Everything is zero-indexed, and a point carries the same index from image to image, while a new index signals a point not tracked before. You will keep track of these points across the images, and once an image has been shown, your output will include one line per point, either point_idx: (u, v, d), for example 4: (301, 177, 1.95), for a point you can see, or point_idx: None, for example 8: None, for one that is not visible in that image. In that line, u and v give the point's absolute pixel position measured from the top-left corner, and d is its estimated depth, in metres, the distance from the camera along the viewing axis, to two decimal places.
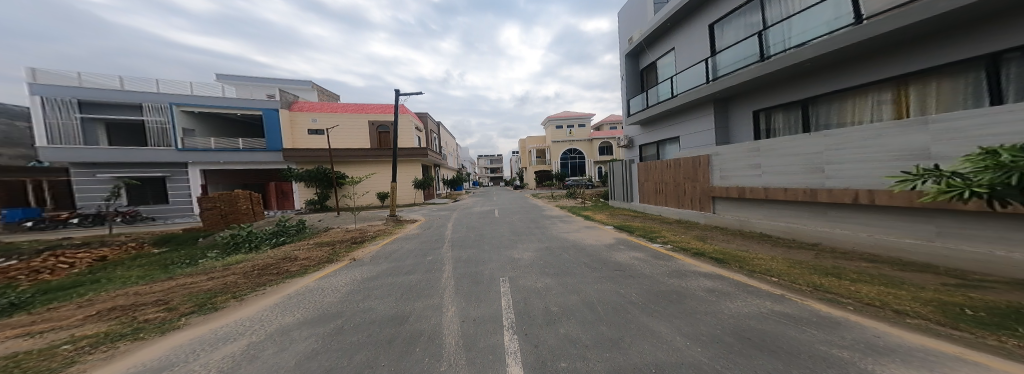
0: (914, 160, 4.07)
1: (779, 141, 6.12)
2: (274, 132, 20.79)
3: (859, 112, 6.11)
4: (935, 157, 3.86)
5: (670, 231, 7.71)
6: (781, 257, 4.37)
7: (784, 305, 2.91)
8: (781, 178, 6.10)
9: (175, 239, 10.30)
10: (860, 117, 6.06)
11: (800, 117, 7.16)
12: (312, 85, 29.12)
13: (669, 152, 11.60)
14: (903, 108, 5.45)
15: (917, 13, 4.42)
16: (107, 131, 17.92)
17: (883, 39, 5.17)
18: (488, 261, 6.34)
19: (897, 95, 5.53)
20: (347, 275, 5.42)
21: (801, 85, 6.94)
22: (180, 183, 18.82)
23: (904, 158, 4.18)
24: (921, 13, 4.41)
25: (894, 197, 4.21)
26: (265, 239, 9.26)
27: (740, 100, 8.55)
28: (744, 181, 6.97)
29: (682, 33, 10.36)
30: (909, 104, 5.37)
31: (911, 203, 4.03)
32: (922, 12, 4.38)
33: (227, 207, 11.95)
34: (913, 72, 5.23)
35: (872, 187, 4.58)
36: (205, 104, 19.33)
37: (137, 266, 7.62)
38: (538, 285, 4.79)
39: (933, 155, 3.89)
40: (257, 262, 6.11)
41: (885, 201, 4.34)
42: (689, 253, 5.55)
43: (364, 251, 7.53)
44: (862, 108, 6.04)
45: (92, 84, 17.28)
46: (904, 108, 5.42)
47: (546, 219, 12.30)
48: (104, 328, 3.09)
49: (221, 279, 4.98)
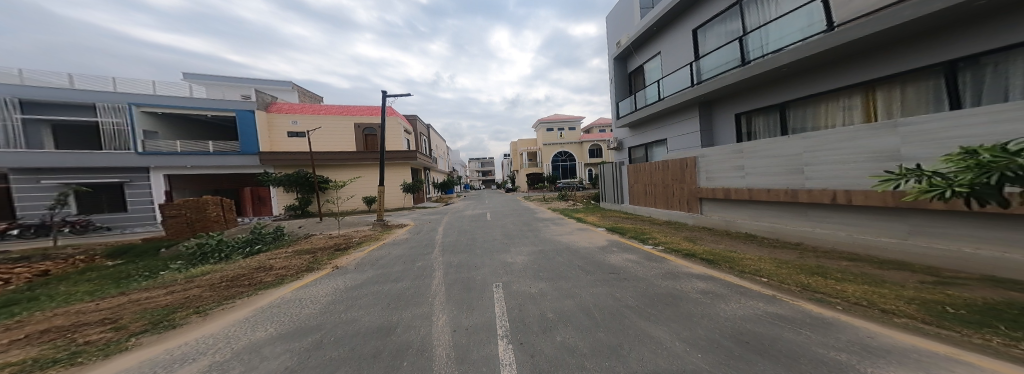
0: (886, 162, 4.26)
1: (761, 143, 6.32)
2: (250, 135, 19.73)
3: (831, 117, 6.43)
4: (906, 158, 4.05)
5: (660, 232, 7.79)
6: (768, 257, 4.44)
7: (777, 306, 2.90)
8: (765, 178, 6.27)
9: (132, 250, 9.40)
10: (832, 121, 6.37)
11: (778, 121, 7.47)
12: (293, 86, 27.97)
13: (656, 154, 11.88)
14: (872, 112, 5.76)
15: (885, 20, 4.67)
16: (55, 134, 16.38)
17: (853, 46, 5.47)
18: (481, 266, 6.13)
19: (866, 100, 5.84)
20: (328, 284, 5.04)
21: (779, 90, 7.24)
22: (142, 189, 17.41)
23: (878, 159, 4.35)
24: (887, 21, 4.67)
25: (870, 197, 4.42)
26: (237, 247, 8.62)
27: (722, 104, 8.84)
28: (729, 182, 7.14)
29: (667, 39, 10.69)
30: (877, 108, 5.69)
31: (886, 203, 4.23)
32: (890, 20, 4.64)
33: (195, 215, 11.10)
34: (879, 77, 5.53)
35: (849, 187, 4.78)
36: (169, 104, 18.12)
37: (87, 280, 6.85)
38: (531, 290, 4.64)
39: (904, 156, 4.08)
40: (227, 272, 5.61)
41: (861, 200, 4.54)
42: (681, 254, 5.57)
43: (349, 258, 7.10)
44: (834, 112, 6.36)
45: (39, 81, 15.80)
46: (872, 112, 5.73)
47: (537, 222, 12.22)
48: (34, 353, 2.66)
49: (183, 292, 4.51)
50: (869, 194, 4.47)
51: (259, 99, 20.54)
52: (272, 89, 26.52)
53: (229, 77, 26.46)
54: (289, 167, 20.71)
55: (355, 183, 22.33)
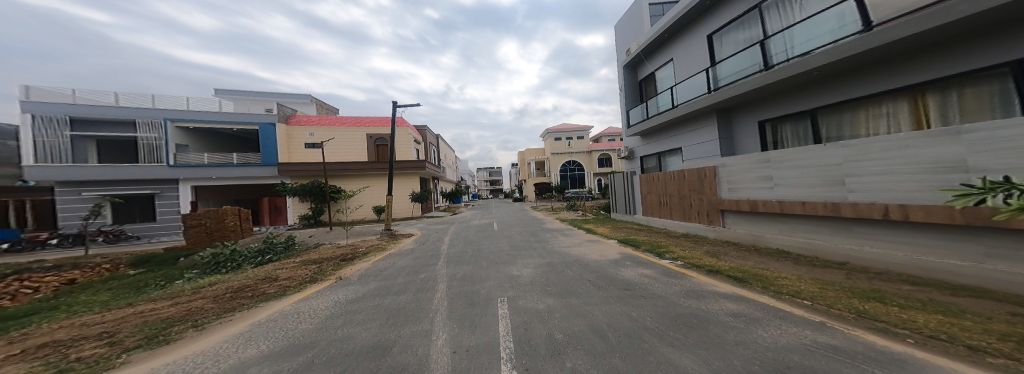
0: (949, 174, 3.32)
1: (790, 151, 5.38)
2: (270, 147, 20.58)
3: (873, 124, 5.75)
4: (974, 170, 3.12)
5: (678, 246, 7.26)
6: (808, 277, 3.94)
7: (829, 335, 2.47)
8: (797, 190, 5.27)
9: (154, 259, 9.74)
10: (875, 129, 5.70)
11: (810, 128, 6.84)
12: (312, 100, 29.31)
13: (670, 164, 11.37)
14: (921, 119, 5.06)
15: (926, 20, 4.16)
16: (98, 149, 17.61)
17: (890, 48, 4.90)
18: (486, 279, 5.87)
19: (913, 105, 5.17)
20: (329, 297, 4.91)
21: (808, 95, 6.67)
22: (170, 200, 18.34)
23: (937, 171, 3.42)
24: (931, 20, 4.13)
25: (932, 214, 3.45)
26: (249, 257, 8.77)
27: (744, 111, 8.33)
28: (756, 194, 6.19)
29: (680, 45, 10.37)
30: (928, 115, 4.98)
31: (954, 221, 3.26)
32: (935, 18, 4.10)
33: (214, 225, 11.44)
34: (926, 81, 4.87)
35: (904, 202, 3.79)
36: (200, 119, 19.17)
37: (107, 289, 7.07)
38: (539, 307, 4.31)
39: (971, 167, 3.15)
40: (233, 283, 5.60)
41: (922, 218, 3.55)
42: (704, 270, 5.10)
43: (353, 269, 7.01)
44: (875, 119, 5.69)
45: (87, 100, 17.13)
46: (922, 119, 5.03)
47: (546, 233, 11.83)
48: (26, 369, 2.62)
49: (186, 304, 4.48)
50: (932, 210, 3.48)
51: (280, 113, 21.48)
52: (292, 103, 27.85)
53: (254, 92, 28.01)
54: (304, 178, 21.35)
55: (366, 193, 22.72)
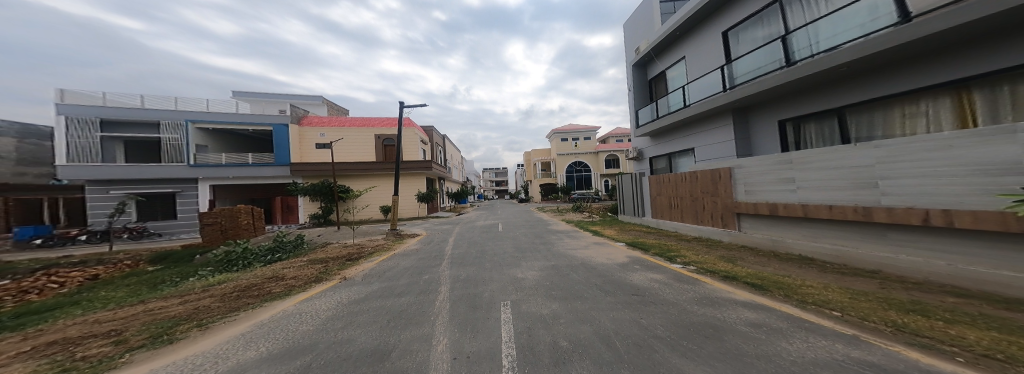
0: (1000, 175, 2.95)
1: (814, 152, 5.02)
2: (283, 147, 21.13)
3: (911, 123, 4.95)
4: None
5: (690, 250, 6.96)
6: (835, 286, 3.66)
7: (864, 351, 2.23)
8: (823, 193, 4.89)
9: (172, 256, 10.06)
10: (913, 128, 4.90)
11: (835, 127, 6.06)
12: (323, 101, 29.96)
13: (682, 165, 10.94)
14: (971, 118, 4.29)
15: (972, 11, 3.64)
16: (125, 149, 18.44)
17: (928, 40, 4.26)
18: (489, 282, 5.77)
19: (960, 102, 4.38)
20: (333, 297, 4.91)
21: (834, 92, 5.92)
22: (189, 199, 19.04)
23: (987, 173, 3.04)
24: (979, 10, 3.59)
25: (980, 220, 3.05)
26: (260, 255, 8.96)
27: (760, 110, 7.65)
28: (776, 197, 5.81)
29: (693, 42, 9.94)
30: (979, 112, 4.22)
31: (1006, 226, 2.86)
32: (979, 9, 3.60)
33: (228, 223, 11.74)
34: (975, 74, 4.12)
35: (948, 206, 3.39)
36: (219, 120, 19.86)
37: (125, 285, 7.30)
38: (544, 312, 4.16)
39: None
40: (241, 282, 5.66)
41: (969, 224, 3.14)
42: (718, 276, 4.84)
43: (358, 269, 7.03)
44: (914, 118, 4.90)
45: (115, 103, 17.96)
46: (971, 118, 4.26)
47: (552, 235, 11.64)
48: (34, 367, 2.67)
49: (194, 302, 4.54)
50: (981, 216, 3.08)
51: (293, 114, 21.97)
52: (304, 104, 28.53)
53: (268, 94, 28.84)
54: (315, 178, 21.81)
55: (373, 193, 23.03)
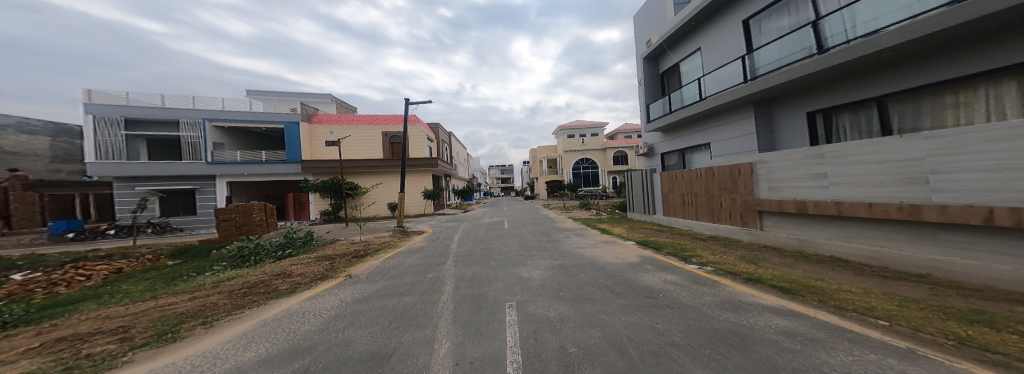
0: None
1: (851, 145, 4.56)
2: (295, 145, 21.54)
3: (967, 110, 4.31)
4: None
5: (706, 249, 6.58)
6: (877, 292, 3.30)
7: (924, 367, 1.91)
8: (862, 190, 4.43)
9: (190, 251, 10.33)
10: (970, 116, 4.27)
11: (874, 117, 5.44)
12: (333, 99, 30.41)
13: (697, 161, 10.40)
14: None
15: None
16: (148, 147, 19.17)
17: (986, 21, 3.69)
18: (495, 281, 5.62)
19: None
20: (337, 295, 4.85)
21: (872, 80, 5.28)
22: (207, 195, 19.68)
23: None
24: None
25: None
26: (272, 251, 9.14)
27: (787, 101, 7.03)
28: (806, 193, 5.34)
29: (710, 32, 9.32)
30: None
31: None
32: None
33: (242, 219, 12.01)
34: None
35: (1016, 204, 2.92)
36: (234, 119, 20.39)
37: (146, 279, 7.53)
38: (551, 314, 3.94)
39: None
40: (250, 278, 5.64)
41: None
42: (739, 278, 4.50)
43: (363, 266, 7.00)
44: (971, 104, 4.26)
45: (138, 102, 18.65)
46: None
47: (559, 232, 11.37)
48: (40, 364, 2.64)
49: (202, 298, 4.52)
50: None
51: (303, 111, 22.32)
52: (315, 103, 29.03)
53: (281, 93, 29.46)
54: (325, 175, 22.19)
55: (381, 190, 23.28)
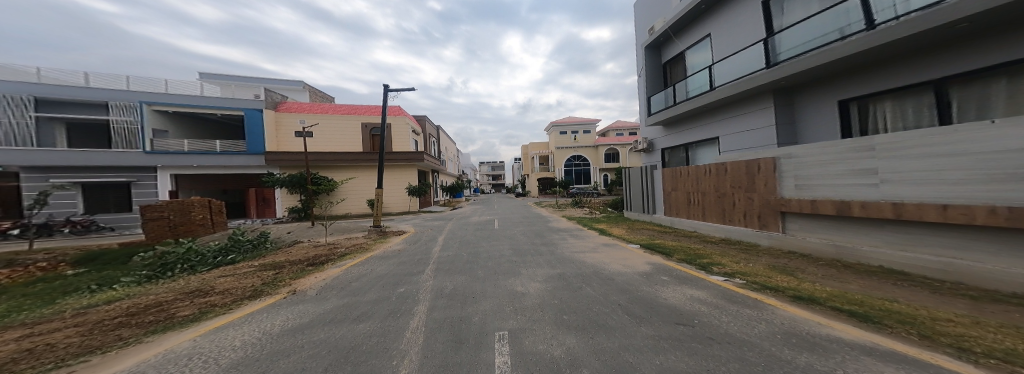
0: None
1: (911, 134, 3.79)
2: (257, 134, 19.36)
3: None
4: None
5: (724, 256, 5.79)
6: (999, 329, 2.41)
7: None
8: (927, 188, 3.63)
9: (101, 258, 8.33)
10: None
11: (933, 103, 4.71)
12: (305, 87, 28.09)
13: (702, 157, 9.72)
14: None
15: None
16: (67, 132, 16.35)
17: None
18: (483, 298, 4.58)
19: None
20: (263, 324, 3.53)
21: (930, 61, 4.57)
22: (148, 189, 17.16)
23: None
24: None
25: None
26: (208, 258, 7.49)
27: (813, 89, 6.39)
28: (847, 192, 4.58)
29: (724, 15, 8.58)
30: None
31: None
32: None
33: (179, 218, 10.16)
34: None
35: None
36: (179, 103, 17.93)
37: (26, 294, 5.73)
38: (556, 353, 2.84)
39: None
40: (145, 300, 4.19)
41: None
42: (785, 296, 3.54)
43: (316, 278, 5.61)
44: None
45: (52, 80, 15.83)
46: None
47: (552, 233, 10.44)
48: None
49: (40, 334, 3.08)
50: None
51: (267, 98, 20.14)
52: (284, 89, 26.63)
53: (245, 79, 26.73)
54: (294, 168, 20.17)
55: (359, 185, 21.52)
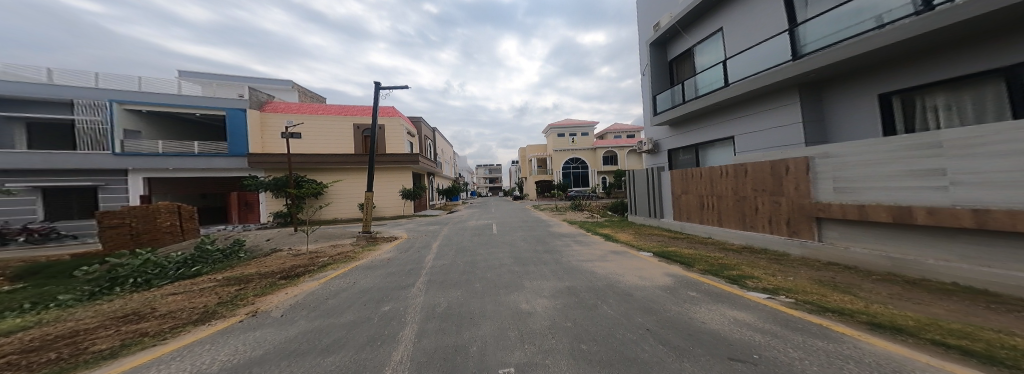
0: None
1: (991, 128, 3.19)
2: (240, 135, 18.39)
3: None
4: None
5: (755, 266, 5.14)
6: None
7: None
8: (1014, 192, 3.02)
9: (44, 271, 7.30)
10: None
11: (1002, 94, 4.19)
12: (295, 87, 27.16)
13: (714, 158, 9.17)
14: None
15: None
16: (28, 133, 15.25)
17: None
18: (483, 320, 3.81)
19: None
20: (199, 360, 2.72)
21: (999, 47, 4.03)
22: (116, 193, 16.07)
23: None
24: None
25: None
26: (170, 269, 6.60)
27: (850, 82, 5.88)
28: (906, 196, 3.98)
29: (739, 8, 8.11)
30: None
31: None
32: None
33: (143, 225, 9.24)
34: None
35: None
36: (153, 102, 16.92)
37: None
38: None
39: None
40: (57, 331, 3.37)
41: None
42: (858, 323, 2.79)
43: (286, 294, 4.81)
44: None
45: (12, 75, 14.79)
46: None
47: (555, 239, 9.75)
48: None
49: None
50: None
51: (252, 98, 19.25)
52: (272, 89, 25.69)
53: (231, 78, 25.69)
54: (280, 171, 19.19)
55: (350, 188, 20.64)
